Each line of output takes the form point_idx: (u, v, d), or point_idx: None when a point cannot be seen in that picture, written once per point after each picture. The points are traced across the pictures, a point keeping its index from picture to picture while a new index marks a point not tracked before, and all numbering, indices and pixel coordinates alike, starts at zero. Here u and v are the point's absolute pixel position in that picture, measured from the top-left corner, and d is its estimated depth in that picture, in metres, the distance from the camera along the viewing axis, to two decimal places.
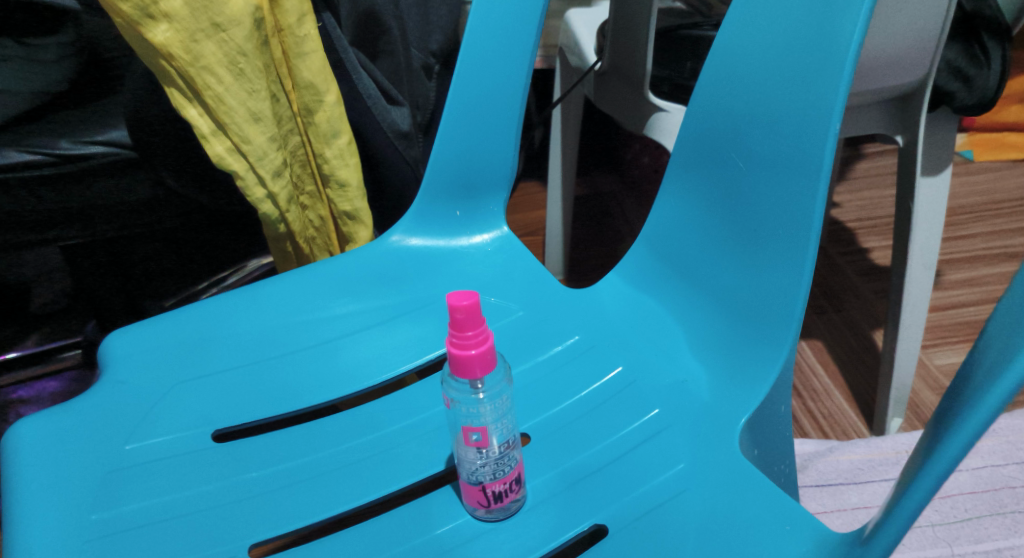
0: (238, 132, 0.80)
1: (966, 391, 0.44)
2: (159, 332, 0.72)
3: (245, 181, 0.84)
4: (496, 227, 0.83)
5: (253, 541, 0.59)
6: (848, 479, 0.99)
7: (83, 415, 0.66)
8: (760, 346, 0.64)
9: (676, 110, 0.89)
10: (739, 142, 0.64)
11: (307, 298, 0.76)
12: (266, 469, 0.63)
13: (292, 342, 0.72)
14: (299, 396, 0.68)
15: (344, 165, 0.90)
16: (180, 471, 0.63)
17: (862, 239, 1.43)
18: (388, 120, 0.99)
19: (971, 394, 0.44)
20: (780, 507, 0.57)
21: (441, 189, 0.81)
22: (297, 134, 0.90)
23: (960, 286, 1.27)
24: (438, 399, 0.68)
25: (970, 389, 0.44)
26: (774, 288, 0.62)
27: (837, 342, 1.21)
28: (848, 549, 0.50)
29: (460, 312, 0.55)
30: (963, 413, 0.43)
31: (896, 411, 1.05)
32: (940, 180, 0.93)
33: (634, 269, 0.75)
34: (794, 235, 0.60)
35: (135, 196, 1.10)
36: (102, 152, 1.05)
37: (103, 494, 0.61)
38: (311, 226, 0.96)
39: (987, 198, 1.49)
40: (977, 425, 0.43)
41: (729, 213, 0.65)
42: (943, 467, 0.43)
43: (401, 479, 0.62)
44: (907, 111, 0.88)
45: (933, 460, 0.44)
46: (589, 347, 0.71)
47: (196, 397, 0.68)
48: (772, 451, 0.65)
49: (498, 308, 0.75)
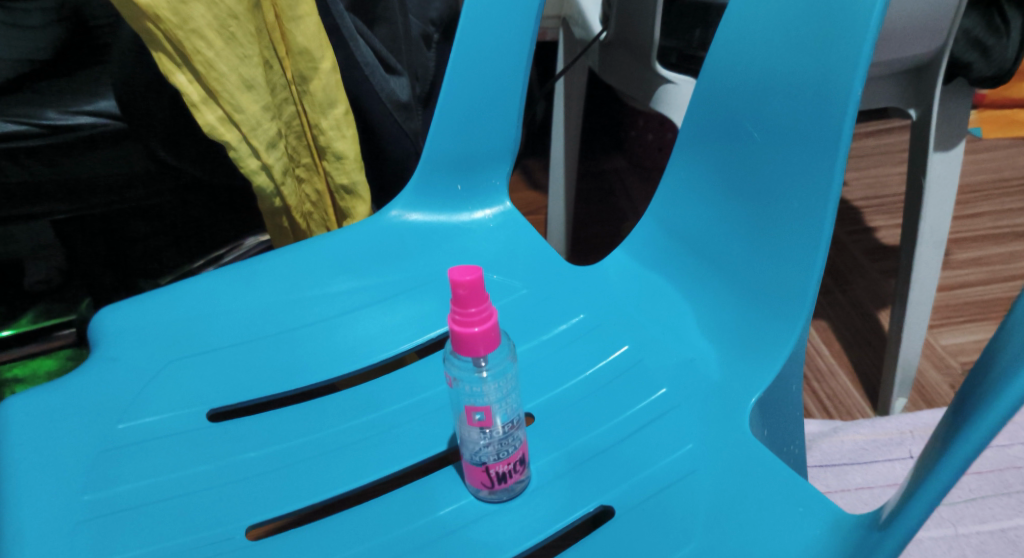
0: (230, 100, 0.78)
1: (996, 369, 0.42)
2: (151, 309, 0.70)
3: (238, 152, 0.81)
4: (499, 202, 0.80)
5: (250, 523, 0.57)
6: (852, 459, 0.97)
7: (75, 392, 0.64)
8: (773, 325, 0.62)
9: (685, 83, 0.87)
10: (753, 111, 0.61)
11: (304, 275, 0.74)
12: (263, 449, 0.61)
13: (289, 320, 0.70)
14: (297, 373, 0.66)
15: (341, 137, 0.87)
16: (175, 452, 0.61)
17: (869, 218, 1.41)
18: (387, 90, 0.96)
19: (1003, 372, 0.42)
20: (793, 488, 0.55)
21: (443, 162, 0.78)
22: (292, 104, 0.87)
23: (967, 265, 1.26)
24: (440, 379, 0.67)
25: (1001, 366, 0.42)
26: (789, 264, 0.60)
27: (842, 323, 1.19)
28: (864, 533, 0.48)
29: (463, 287, 0.53)
30: (996, 390, 0.41)
31: (901, 391, 1.04)
32: (953, 155, 0.91)
33: (641, 245, 0.73)
34: (811, 207, 0.58)
35: (127, 170, 1.07)
36: (90, 123, 1.01)
37: (95, 474, 0.59)
38: (309, 201, 0.93)
39: (996, 175, 1.47)
40: (1010, 402, 0.41)
41: (742, 185, 0.63)
42: (976, 442, 0.41)
43: (402, 461, 0.61)
44: (921, 83, 0.86)
45: (963, 438, 0.42)
46: (596, 326, 0.69)
47: (191, 375, 0.66)
48: (783, 432, 0.64)
49: (501, 284, 0.73)
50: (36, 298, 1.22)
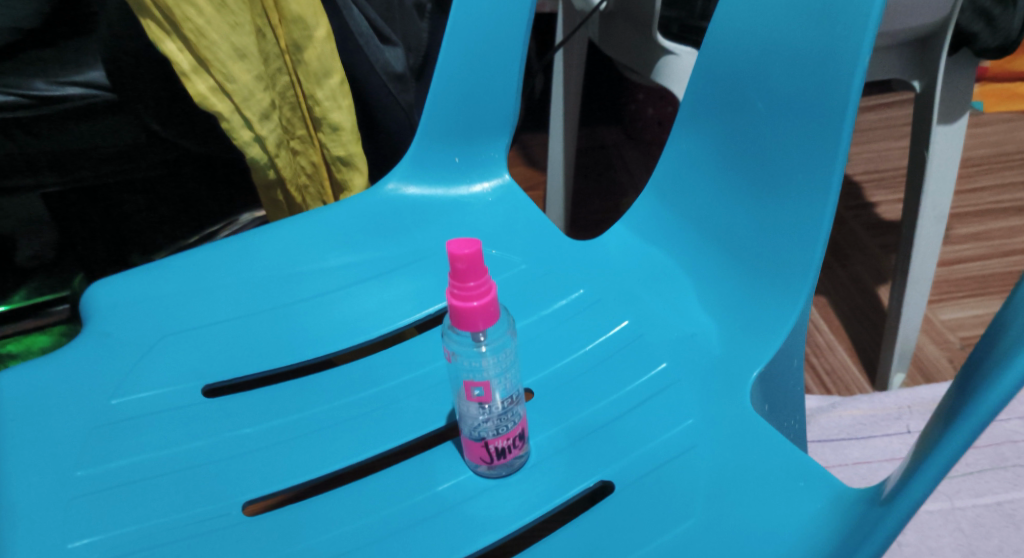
0: (221, 69, 0.77)
1: (1005, 342, 0.41)
2: (144, 283, 0.69)
3: (230, 123, 0.81)
4: (498, 174, 0.79)
5: (247, 499, 0.56)
6: (850, 434, 0.97)
7: (68, 366, 0.63)
8: (774, 300, 0.61)
9: (686, 54, 0.86)
10: (756, 80, 0.60)
11: (300, 249, 0.73)
12: (259, 425, 0.61)
13: (285, 295, 0.69)
14: (294, 348, 0.66)
15: (337, 108, 0.86)
16: (170, 427, 0.60)
17: (869, 193, 1.40)
18: (382, 61, 0.94)
19: (1013, 344, 0.41)
20: (794, 463, 0.55)
21: (441, 134, 0.77)
22: (286, 74, 0.86)
23: (967, 240, 1.25)
24: (439, 354, 0.66)
25: (1011, 338, 0.41)
26: (792, 238, 0.59)
27: (841, 298, 1.18)
28: (865, 508, 0.47)
29: (461, 261, 0.52)
30: (1006, 361, 0.41)
31: (900, 366, 1.03)
32: (955, 129, 0.89)
33: (641, 219, 0.72)
34: (815, 178, 0.57)
35: (118, 142, 1.05)
36: (79, 94, 0.99)
37: (89, 450, 0.59)
38: (304, 173, 0.92)
39: (997, 149, 1.46)
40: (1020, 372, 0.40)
41: (744, 158, 0.62)
42: (984, 414, 0.41)
43: (400, 437, 0.60)
44: (926, 54, 0.84)
45: (971, 411, 0.41)
46: (595, 301, 0.68)
47: (185, 350, 0.65)
48: (783, 407, 0.63)
49: (500, 259, 0.72)
50: (24, 277, 1.16)
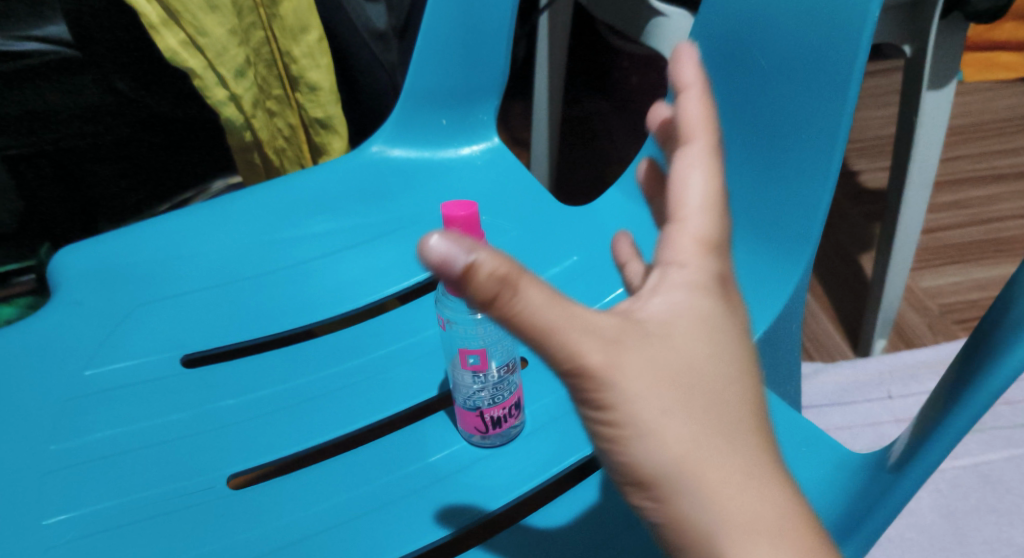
0: (192, 22, 0.74)
1: (1009, 315, 0.39)
2: (115, 248, 0.66)
3: (203, 81, 0.79)
4: (487, 138, 0.77)
5: (231, 472, 0.54)
6: (833, 401, 0.97)
7: (38, 335, 0.60)
8: (772, 267, 0.60)
9: (677, 16, 0.83)
10: (758, 36, 0.58)
11: (283, 214, 0.70)
12: (241, 396, 0.58)
13: (266, 261, 0.66)
14: (279, 316, 0.63)
15: (315, 66, 0.83)
16: (149, 398, 0.58)
17: (852, 161, 1.38)
18: (362, 18, 0.90)
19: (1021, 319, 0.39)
20: (794, 429, 0.54)
21: (427, 95, 0.74)
22: (260, 29, 0.82)
23: (947, 209, 1.25)
24: (429, 322, 0.64)
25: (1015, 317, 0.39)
26: (792, 206, 0.58)
27: (824, 267, 1.18)
28: (873, 474, 0.46)
29: (458, 224, 0.50)
30: (1009, 339, 0.39)
31: (882, 332, 1.03)
32: (943, 95, 0.86)
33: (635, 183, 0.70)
34: (820, 134, 0.55)
35: (83, 101, 1.01)
36: (39, 49, 0.97)
37: (62, 423, 0.56)
38: (281, 135, 0.89)
39: (976, 118, 1.46)
40: (1015, 364, 0.39)
41: (744, 123, 0.60)
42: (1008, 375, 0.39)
43: (390, 408, 0.58)
44: (918, 18, 0.82)
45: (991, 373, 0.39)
46: (590, 269, 0.67)
47: (162, 319, 0.62)
48: (779, 373, 0.62)
49: (489, 225, 0.70)
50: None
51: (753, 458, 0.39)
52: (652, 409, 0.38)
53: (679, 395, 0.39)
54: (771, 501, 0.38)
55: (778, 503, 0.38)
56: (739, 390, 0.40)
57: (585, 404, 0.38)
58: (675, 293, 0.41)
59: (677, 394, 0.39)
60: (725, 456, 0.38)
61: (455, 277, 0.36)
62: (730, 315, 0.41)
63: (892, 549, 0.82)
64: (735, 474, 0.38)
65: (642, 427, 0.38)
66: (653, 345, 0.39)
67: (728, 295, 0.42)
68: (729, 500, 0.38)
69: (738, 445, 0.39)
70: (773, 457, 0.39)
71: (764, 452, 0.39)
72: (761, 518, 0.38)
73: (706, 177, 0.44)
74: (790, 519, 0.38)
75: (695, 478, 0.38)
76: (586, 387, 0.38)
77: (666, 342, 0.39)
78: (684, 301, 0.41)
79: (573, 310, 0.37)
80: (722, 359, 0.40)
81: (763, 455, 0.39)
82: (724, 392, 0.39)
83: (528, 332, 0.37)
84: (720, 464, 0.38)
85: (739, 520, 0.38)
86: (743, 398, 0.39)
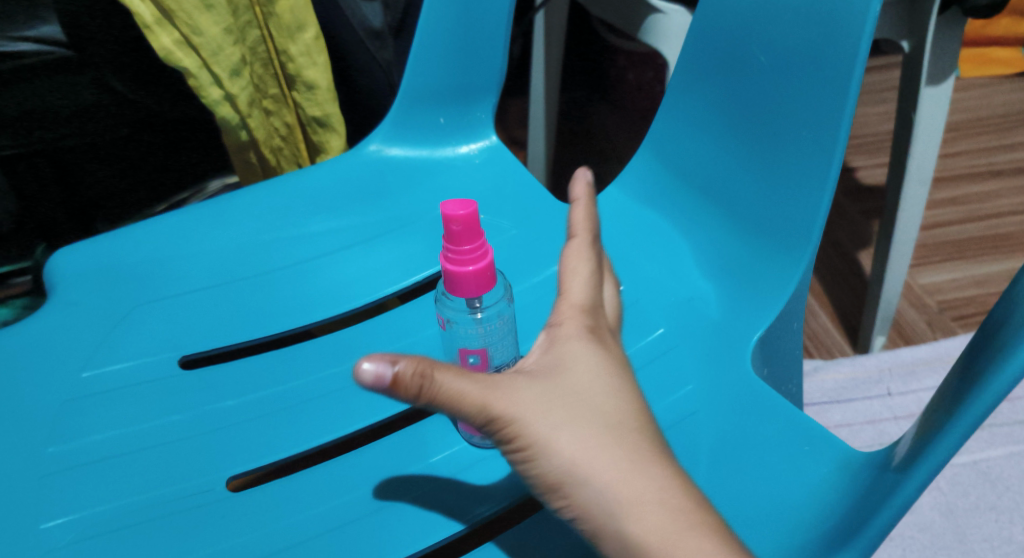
0: (187, 21, 0.74)
1: (1015, 315, 0.39)
2: (112, 249, 0.66)
3: (198, 80, 0.78)
4: (485, 136, 0.76)
5: (230, 474, 0.54)
6: (832, 398, 0.97)
7: (34, 337, 0.60)
8: (774, 264, 0.60)
9: (675, 13, 0.82)
10: (758, 33, 0.58)
11: (281, 214, 0.69)
12: (240, 397, 0.58)
13: (265, 261, 0.66)
14: (277, 317, 0.63)
15: (312, 65, 0.82)
16: (147, 399, 0.57)
17: (849, 157, 1.38)
18: (358, 16, 0.90)
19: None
20: (797, 427, 0.54)
21: (425, 94, 0.74)
22: (257, 27, 0.82)
23: (944, 205, 1.25)
24: (428, 322, 0.64)
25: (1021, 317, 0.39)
26: (793, 203, 0.58)
27: (822, 264, 1.18)
28: (878, 474, 0.46)
29: (457, 223, 0.50)
30: (1016, 339, 0.38)
31: (882, 329, 1.03)
32: (942, 91, 0.86)
33: (634, 182, 0.70)
34: (821, 131, 0.55)
35: (78, 101, 1.00)
36: (33, 50, 0.96)
37: (60, 425, 0.56)
38: (278, 134, 0.89)
39: (973, 114, 1.46)
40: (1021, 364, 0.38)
41: (744, 120, 0.60)
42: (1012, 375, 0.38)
43: (390, 408, 0.58)
44: (917, 14, 0.82)
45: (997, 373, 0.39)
46: None
47: (159, 320, 0.62)
48: (780, 371, 0.62)
49: (487, 223, 0.69)
50: None
51: (639, 448, 0.44)
52: (544, 427, 0.43)
53: (569, 411, 0.44)
54: (659, 481, 0.43)
55: (667, 482, 0.43)
56: (618, 398, 0.45)
57: (508, 448, 0.44)
58: (558, 337, 0.47)
59: (564, 408, 0.44)
60: (614, 454, 0.43)
61: (390, 392, 0.41)
62: (607, 346, 0.47)
63: (892, 548, 0.82)
64: (624, 463, 0.43)
65: (538, 441, 0.43)
66: (542, 378, 0.45)
67: (603, 332, 0.48)
68: (622, 486, 0.43)
69: (623, 440, 0.44)
70: (659, 447, 0.44)
71: (649, 444, 0.44)
72: (654, 497, 0.43)
73: (590, 265, 0.51)
74: (680, 495, 0.43)
75: (590, 475, 0.43)
76: (490, 426, 0.43)
77: (552, 373, 0.45)
78: (567, 342, 0.47)
79: (474, 375, 0.43)
80: (601, 375, 0.46)
81: (647, 447, 0.44)
82: (603, 399, 0.45)
83: (446, 406, 0.42)
84: (610, 458, 0.43)
85: (634, 500, 0.42)
86: (624, 404, 0.45)
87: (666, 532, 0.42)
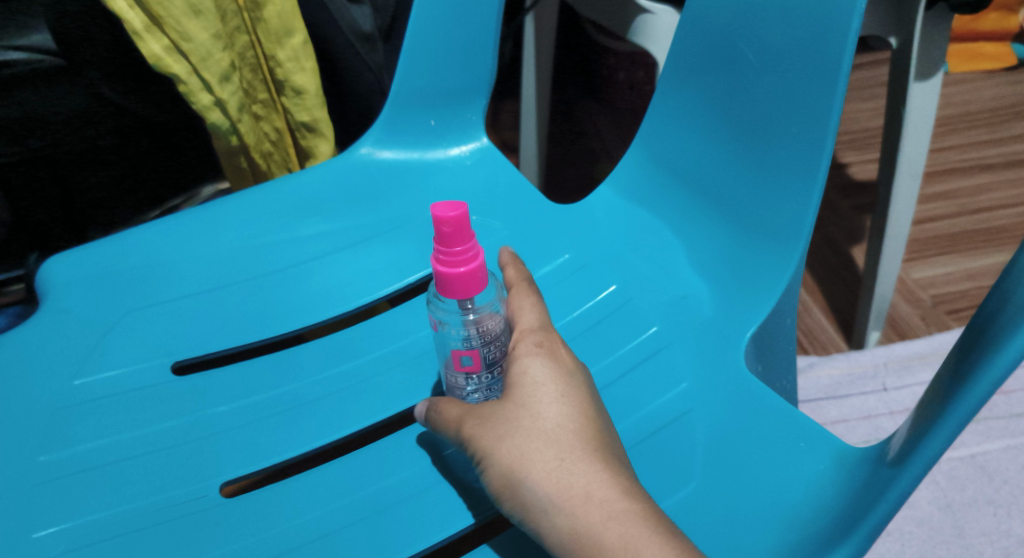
0: (176, 28, 0.74)
1: (1005, 308, 0.39)
2: (103, 256, 0.65)
3: (188, 86, 0.78)
4: (475, 138, 0.76)
5: (224, 480, 0.54)
6: (827, 394, 0.97)
7: (25, 346, 0.60)
8: (766, 260, 0.60)
9: (663, 12, 0.83)
10: (746, 30, 0.58)
11: (272, 218, 0.69)
12: (234, 403, 0.58)
13: (257, 266, 0.66)
14: (269, 321, 0.62)
15: (300, 70, 0.82)
16: (140, 406, 0.57)
17: (840, 153, 1.38)
18: (347, 19, 0.90)
19: (1016, 315, 0.38)
20: (792, 424, 0.54)
21: (414, 97, 0.74)
22: (245, 33, 0.81)
23: (936, 199, 1.25)
24: (420, 324, 0.63)
25: (1011, 312, 0.39)
26: (782, 200, 0.58)
27: (815, 260, 1.18)
28: (873, 469, 0.46)
29: (448, 225, 0.49)
30: (1006, 333, 0.39)
31: (876, 324, 1.03)
32: (931, 86, 0.86)
33: (626, 181, 0.70)
34: (809, 128, 0.55)
35: (68, 108, 1.00)
36: (25, 58, 0.95)
37: (53, 433, 0.55)
38: (268, 139, 0.89)
39: (963, 108, 1.46)
40: (1012, 358, 0.38)
41: (732, 117, 0.60)
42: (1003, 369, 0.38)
43: (383, 411, 0.58)
44: (904, 10, 0.82)
45: (989, 367, 0.39)
46: (582, 266, 0.66)
47: (152, 326, 0.62)
48: (774, 367, 0.62)
49: (479, 224, 0.69)
50: None
51: (571, 447, 0.48)
52: (488, 435, 0.49)
53: (510, 421, 0.49)
54: (587, 476, 0.47)
55: (594, 477, 0.47)
56: (559, 405, 0.50)
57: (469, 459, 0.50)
58: (515, 354, 0.53)
59: (507, 416, 0.50)
60: (546, 456, 0.48)
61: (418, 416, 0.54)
62: (558, 357, 0.53)
63: (890, 544, 0.82)
64: (555, 461, 0.47)
65: (482, 447, 0.49)
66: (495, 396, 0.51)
67: (557, 345, 0.53)
68: (550, 481, 0.47)
69: (557, 441, 0.48)
70: (595, 447, 0.48)
71: (583, 445, 0.48)
72: (579, 490, 0.46)
73: (534, 298, 0.57)
74: (604, 489, 0.46)
75: (523, 474, 0.47)
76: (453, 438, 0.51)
77: (506, 388, 0.52)
78: (518, 361, 0.52)
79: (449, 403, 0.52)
80: (546, 384, 0.51)
81: (580, 446, 0.48)
82: (542, 405, 0.50)
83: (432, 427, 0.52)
84: (541, 457, 0.48)
85: (561, 494, 0.46)
86: (563, 411, 0.50)
87: (588, 523, 0.45)
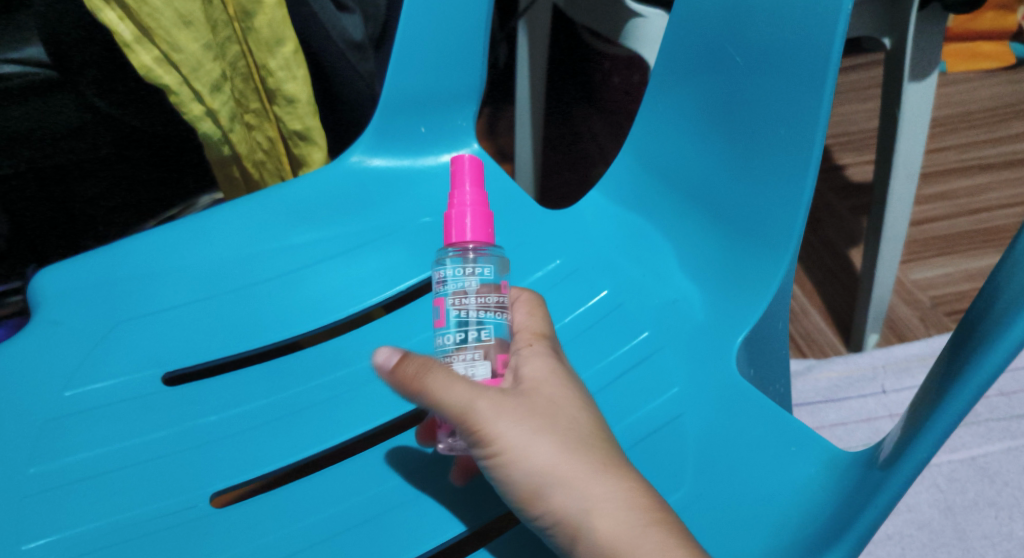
0: (166, 38, 0.74)
1: (994, 307, 0.39)
2: (92, 265, 0.64)
3: (180, 96, 0.79)
4: (467, 144, 0.76)
5: (215, 490, 0.54)
6: (826, 397, 0.97)
7: (13, 356, 0.59)
8: (756, 264, 0.59)
9: (654, 16, 0.83)
10: (734, 33, 0.57)
11: (264, 226, 0.68)
12: (223, 413, 0.58)
13: (249, 275, 0.65)
14: (259, 331, 0.62)
15: (292, 78, 0.82)
16: (129, 417, 0.57)
17: (837, 155, 1.38)
18: (339, 29, 0.90)
19: (1005, 310, 0.38)
20: (783, 429, 0.53)
21: (404, 104, 0.73)
22: (236, 43, 0.82)
23: (934, 200, 1.25)
24: (410, 332, 0.63)
25: (1001, 306, 0.39)
26: (772, 203, 0.58)
27: (813, 263, 1.18)
28: (864, 472, 0.46)
29: (457, 164, 0.56)
30: (995, 332, 0.38)
31: (873, 327, 1.02)
32: (926, 86, 0.85)
33: (617, 185, 0.69)
34: (798, 130, 0.55)
35: (64, 122, 1.02)
36: (18, 71, 0.97)
37: (43, 443, 0.56)
38: (260, 148, 0.89)
39: (963, 107, 1.45)
40: (1000, 357, 0.38)
41: (722, 120, 0.60)
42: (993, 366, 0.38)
43: (372, 420, 0.58)
44: (896, 10, 0.82)
45: (978, 365, 0.39)
46: (572, 272, 0.66)
47: (143, 336, 0.61)
48: (766, 372, 0.62)
49: None
50: None
51: (604, 454, 0.49)
52: (525, 432, 0.48)
53: (546, 421, 0.49)
54: (623, 484, 0.48)
55: (629, 485, 0.48)
56: (587, 413, 0.50)
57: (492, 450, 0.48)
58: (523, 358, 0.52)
59: (542, 415, 0.49)
60: (583, 459, 0.48)
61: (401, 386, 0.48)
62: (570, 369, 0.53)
63: (890, 547, 0.82)
64: (593, 466, 0.48)
65: (509, 456, 0.48)
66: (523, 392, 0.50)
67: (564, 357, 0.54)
68: (591, 484, 0.47)
69: (591, 447, 0.49)
70: (619, 455, 0.50)
71: (614, 454, 0.49)
72: (618, 496, 0.47)
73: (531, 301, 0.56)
74: (639, 496, 0.47)
75: (557, 484, 0.47)
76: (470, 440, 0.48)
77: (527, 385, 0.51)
78: (541, 362, 0.52)
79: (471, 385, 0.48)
80: (571, 390, 0.51)
81: (611, 454, 0.49)
82: (573, 410, 0.50)
83: (443, 401, 0.48)
84: (579, 461, 0.48)
85: (602, 499, 0.47)
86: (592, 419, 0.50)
87: (628, 529, 0.46)
